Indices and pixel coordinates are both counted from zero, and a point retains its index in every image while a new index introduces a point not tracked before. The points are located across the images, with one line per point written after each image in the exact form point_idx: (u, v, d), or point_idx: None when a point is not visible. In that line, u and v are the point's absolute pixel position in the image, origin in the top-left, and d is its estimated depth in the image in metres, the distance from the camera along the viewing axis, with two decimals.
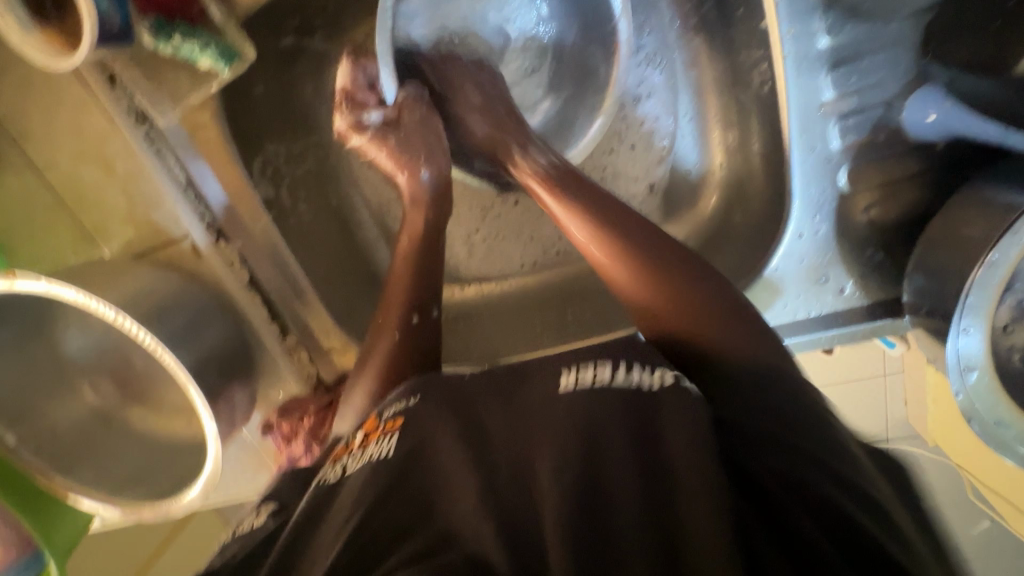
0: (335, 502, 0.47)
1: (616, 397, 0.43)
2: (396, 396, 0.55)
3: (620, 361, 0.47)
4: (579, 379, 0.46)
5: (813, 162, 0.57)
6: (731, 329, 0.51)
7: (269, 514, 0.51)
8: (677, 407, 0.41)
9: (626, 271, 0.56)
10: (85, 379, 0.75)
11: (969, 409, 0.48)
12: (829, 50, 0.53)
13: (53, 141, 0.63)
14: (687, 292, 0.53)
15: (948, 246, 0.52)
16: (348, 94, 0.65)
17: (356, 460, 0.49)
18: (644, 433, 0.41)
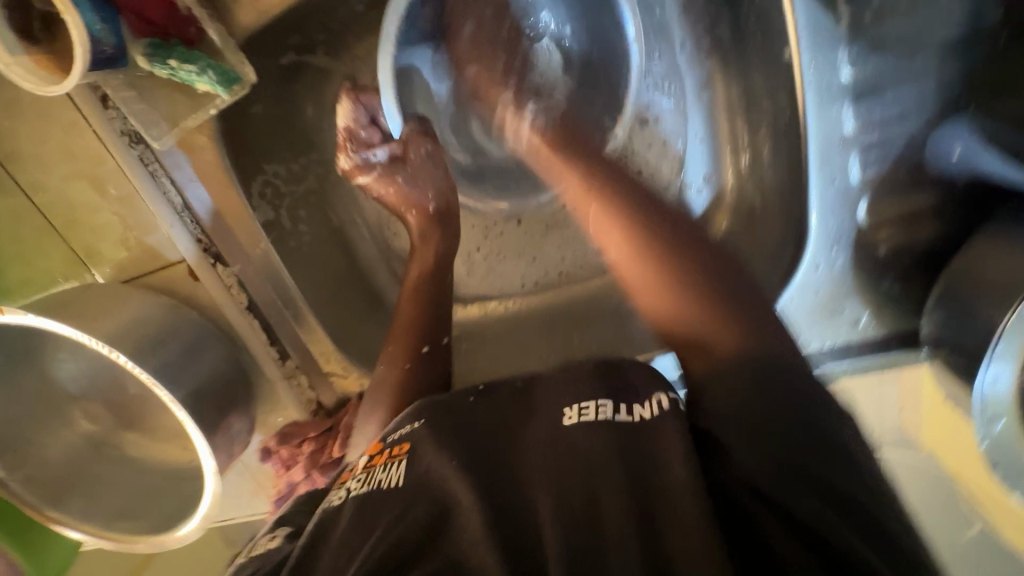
0: (341, 525, 0.44)
1: (614, 432, 0.42)
2: (399, 422, 0.53)
3: (620, 399, 0.45)
4: (580, 413, 0.44)
5: (833, 195, 0.55)
6: (725, 321, 0.47)
7: (283, 538, 0.49)
8: (676, 432, 0.40)
9: (642, 270, 0.53)
10: (77, 405, 0.73)
11: (995, 457, 0.48)
12: (851, 82, 0.52)
13: (42, 163, 0.60)
14: (695, 288, 0.50)
15: (966, 284, 0.51)
16: (350, 133, 0.64)
17: (361, 484, 0.47)
18: (644, 465, 0.39)
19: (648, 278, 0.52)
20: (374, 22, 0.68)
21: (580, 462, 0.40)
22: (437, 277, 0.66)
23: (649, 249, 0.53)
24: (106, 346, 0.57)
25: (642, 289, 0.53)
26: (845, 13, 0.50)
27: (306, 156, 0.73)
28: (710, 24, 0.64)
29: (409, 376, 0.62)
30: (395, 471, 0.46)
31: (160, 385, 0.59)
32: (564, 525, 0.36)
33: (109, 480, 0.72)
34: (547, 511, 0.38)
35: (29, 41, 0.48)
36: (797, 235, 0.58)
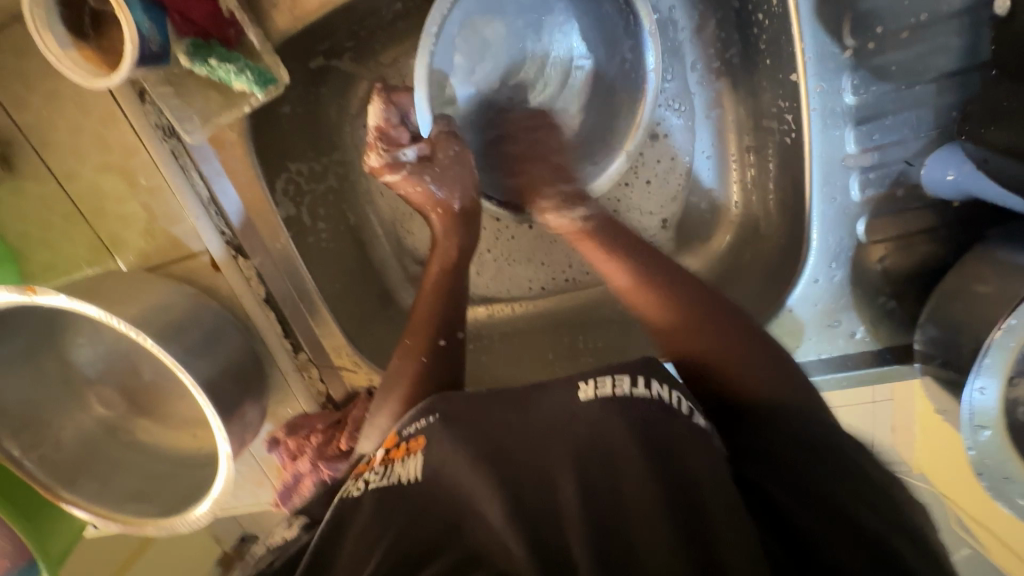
0: (359, 518, 0.46)
1: (630, 411, 0.44)
2: (413, 413, 0.54)
3: (638, 374, 0.47)
4: (597, 390, 0.47)
5: (833, 213, 0.58)
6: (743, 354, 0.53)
7: (301, 528, 0.52)
8: (687, 428, 0.44)
9: (651, 299, 0.60)
10: (93, 391, 0.74)
11: (978, 464, 0.50)
12: (854, 106, 0.55)
13: (76, 152, 0.62)
14: (713, 323, 0.56)
15: (961, 300, 0.53)
16: (381, 132, 0.66)
17: (379, 476, 0.49)
18: (665, 448, 0.42)
19: (661, 309, 0.59)
20: (399, 31, 0.71)
21: (602, 452, 0.42)
22: (454, 281, 0.68)
23: (638, 271, 0.62)
24: (133, 330, 0.58)
25: (655, 313, 0.59)
26: (850, 42, 0.53)
27: (327, 156, 0.75)
28: (721, 47, 0.67)
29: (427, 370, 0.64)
30: (412, 465, 0.48)
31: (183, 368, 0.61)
32: (591, 511, 0.39)
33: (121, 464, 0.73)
34: (571, 495, 0.40)
35: (79, 36, 0.51)
36: (800, 250, 0.61)
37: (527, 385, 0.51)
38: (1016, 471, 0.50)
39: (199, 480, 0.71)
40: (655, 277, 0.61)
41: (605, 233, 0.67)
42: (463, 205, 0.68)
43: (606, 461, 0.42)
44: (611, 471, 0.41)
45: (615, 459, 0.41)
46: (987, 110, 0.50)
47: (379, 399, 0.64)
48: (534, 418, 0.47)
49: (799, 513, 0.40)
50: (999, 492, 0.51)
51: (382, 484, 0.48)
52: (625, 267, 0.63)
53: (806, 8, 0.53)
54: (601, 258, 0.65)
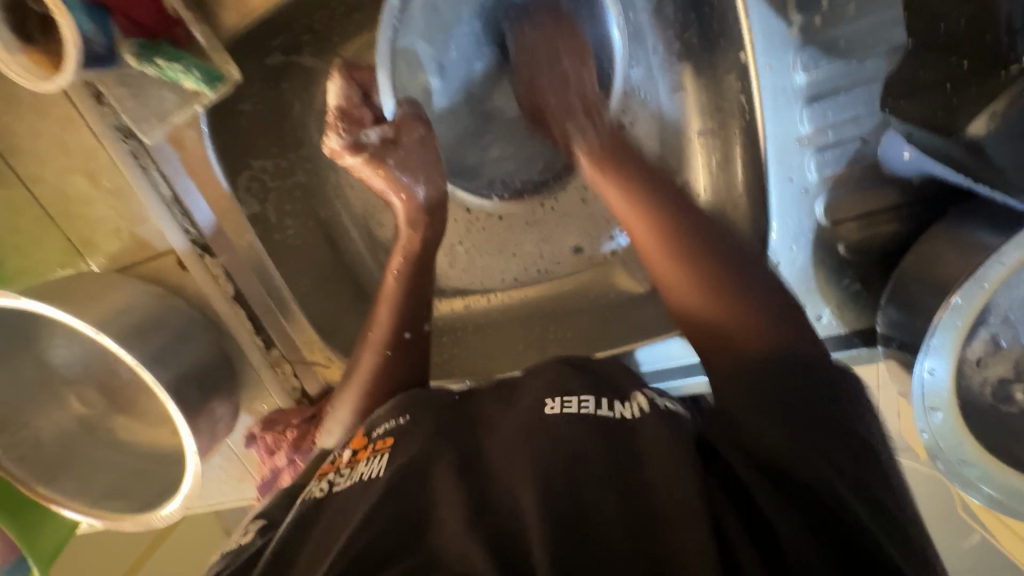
0: (322, 520, 0.47)
1: (595, 430, 0.46)
2: (383, 414, 0.56)
3: (603, 396, 0.49)
4: (564, 408, 0.47)
5: (790, 193, 0.57)
6: (753, 310, 0.50)
7: (257, 531, 0.51)
8: (658, 438, 0.44)
9: (669, 261, 0.54)
10: (72, 391, 0.76)
11: (932, 447, 0.50)
12: (806, 85, 0.54)
13: (40, 156, 0.63)
14: (719, 280, 0.52)
15: (921, 281, 0.52)
16: (343, 112, 0.63)
17: (344, 478, 0.49)
18: (626, 458, 0.44)
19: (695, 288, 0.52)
20: (357, 24, 0.70)
21: (566, 462, 0.43)
22: (419, 272, 0.67)
23: (652, 205, 0.57)
24: (93, 329, 0.60)
25: (675, 283, 0.54)
26: (798, 18, 0.52)
27: (294, 152, 0.76)
28: (680, 29, 0.66)
29: (387, 362, 0.65)
30: (378, 464, 0.48)
31: (145, 368, 0.62)
32: (550, 518, 0.39)
33: (102, 460, 0.75)
34: (532, 503, 0.40)
35: (24, 40, 0.51)
36: (762, 233, 0.60)
37: (493, 408, 0.52)
38: (973, 453, 0.50)
39: (174, 475, 0.73)
40: (657, 206, 0.57)
41: (626, 156, 0.61)
42: (428, 191, 0.66)
43: (570, 475, 0.42)
44: (575, 480, 0.41)
45: (576, 472, 0.42)
46: (904, 84, 0.48)
47: (342, 390, 0.66)
48: (501, 442, 0.47)
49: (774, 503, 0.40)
50: (957, 475, 0.51)
51: (347, 485, 0.48)
52: (615, 186, 0.59)
53: None
54: (620, 198, 0.59)
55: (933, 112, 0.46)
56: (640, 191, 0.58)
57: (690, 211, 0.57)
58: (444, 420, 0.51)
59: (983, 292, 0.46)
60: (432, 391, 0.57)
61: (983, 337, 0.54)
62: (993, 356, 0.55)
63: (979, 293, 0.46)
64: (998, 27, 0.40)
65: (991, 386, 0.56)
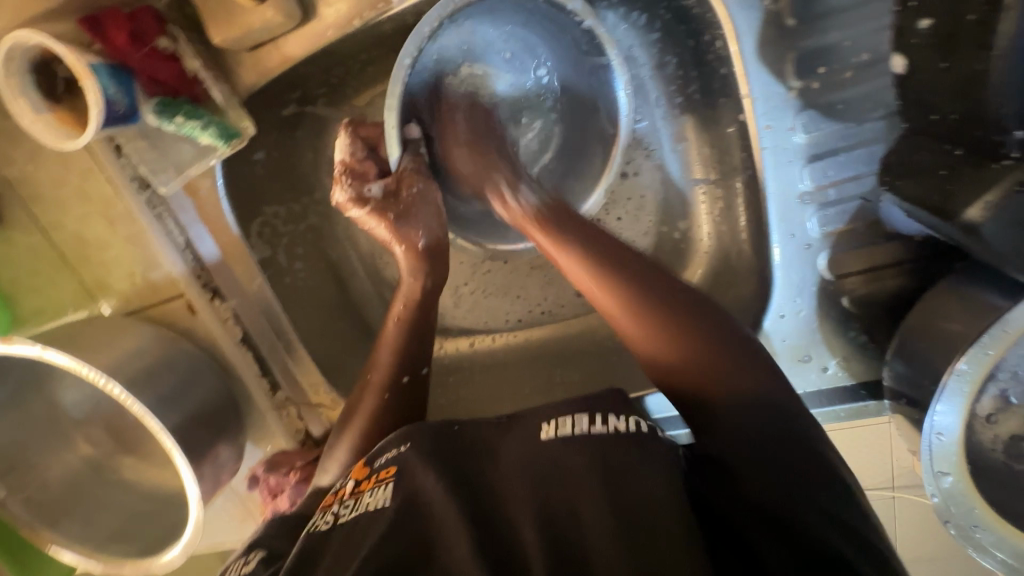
0: (327, 552, 0.46)
1: (589, 445, 0.46)
2: (385, 443, 0.54)
3: (597, 411, 0.49)
4: (561, 430, 0.48)
5: (793, 248, 0.58)
6: (726, 363, 0.50)
7: (257, 563, 0.50)
8: (646, 455, 0.44)
9: (636, 324, 0.54)
10: (81, 433, 0.76)
11: (944, 512, 0.50)
12: (806, 145, 0.55)
13: (60, 204, 0.65)
14: (691, 337, 0.52)
15: (926, 336, 0.52)
16: (348, 167, 0.65)
17: (349, 511, 0.49)
18: (620, 473, 0.43)
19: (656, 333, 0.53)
20: (370, 77, 0.72)
21: (563, 482, 0.43)
22: (421, 318, 0.68)
23: (585, 257, 0.57)
24: (103, 377, 0.59)
25: (641, 338, 0.54)
26: (796, 82, 0.54)
27: (305, 198, 0.77)
28: (681, 84, 0.68)
29: (387, 407, 0.65)
30: (383, 493, 0.48)
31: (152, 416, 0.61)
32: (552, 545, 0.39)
33: (106, 502, 0.75)
34: (534, 526, 0.41)
35: (53, 100, 0.54)
36: (766, 286, 0.61)
37: (489, 425, 0.52)
38: (986, 518, 0.49)
39: (176, 519, 0.72)
40: (634, 293, 0.55)
41: (566, 216, 0.61)
42: (427, 240, 0.66)
43: (569, 504, 0.42)
44: (570, 501, 0.42)
45: (575, 492, 0.43)
46: (905, 165, 0.50)
47: (338, 435, 0.65)
48: (507, 459, 0.47)
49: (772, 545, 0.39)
50: (969, 540, 0.50)
51: (353, 517, 0.48)
52: (614, 291, 0.55)
53: (748, 52, 0.54)
54: (550, 241, 0.59)
55: (931, 195, 0.48)
56: (592, 257, 0.57)
57: (651, 278, 0.56)
58: (443, 440, 0.51)
59: (986, 357, 0.47)
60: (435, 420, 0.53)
61: (992, 393, 0.54)
62: (1004, 414, 0.55)
63: (982, 358, 0.47)
64: (988, 126, 0.42)
65: (1002, 443, 0.55)
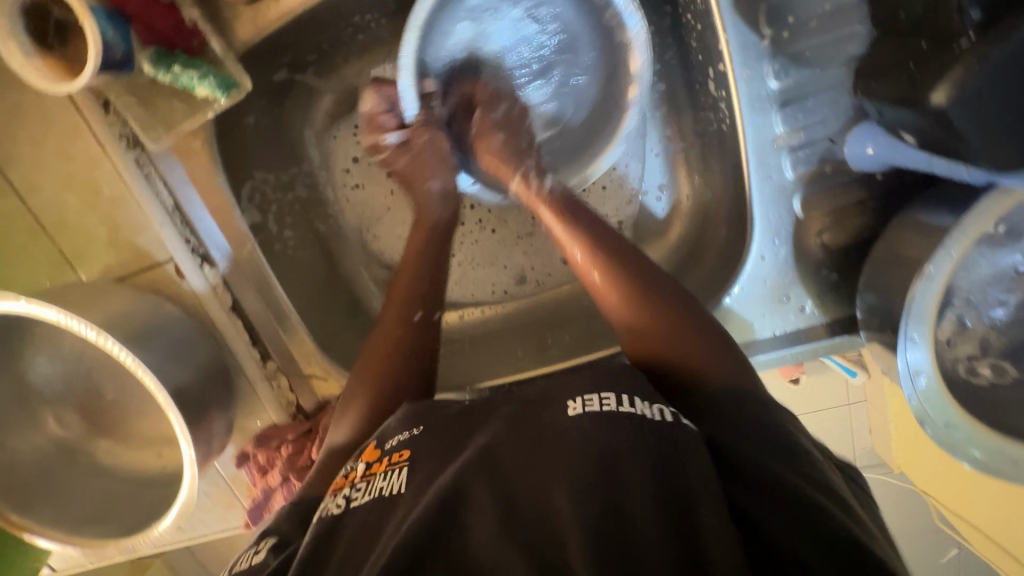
0: (343, 536, 0.43)
1: (634, 426, 0.41)
2: (395, 424, 0.52)
3: (626, 393, 0.45)
4: (586, 406, 0.44)
5: (771, 189, 0.63)
6: (723, 357, 0.52)
7: (268, 550, 0.46)
8: (692, 441, 0.41)
9: (617, 293, 0.57)
10: (51, 412, 0.72)
11: (920, 413, 0.53)
12: (778, 90, 0.60)
13: (39, 165, 0.63)
14: (676, 320, 0.55)
15: (894, 265, 0.57)
16: (371, 117, 0.72)
17: (361, 493, 0.46)
18: (667, 457, 0.39)
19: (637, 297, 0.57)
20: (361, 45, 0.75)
21: (603, 460, 0.39)
22: (434, 258, 0.67)
23: (610, 250, 0.60)
24: (98, 332, 0.57)
25: (611, 301, 0.58)
26: (767, 32, 0.59)
27: (293, 167, 0.78)
28: (658, 52, 0.74)
29: (399, 342, 0.63)
30: (397, 479, 0.46)
31: (144, 368, 0.58)
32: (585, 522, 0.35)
33: (81, 488, 0.71)
34: (569, 503, 0.37)
35: (43, 46, 0.53)
36: (746, 230, 0.65)
37: (505, 405, 0.49)
38: (958, 417, 0.53)
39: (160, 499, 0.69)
40: (626, 276, 0.58)
41: (577, 208, 0.64)
42: (439, 184, 0.70)
43: (606, 473, 0.38)
44: (609, 471, 0.38)
45: (616, 469, 0.38)
46: (873, 64, 0.54)
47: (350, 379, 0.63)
48: (525, 436, 0.43)
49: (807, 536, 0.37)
50: (945, 440, 0.53)
51: (366, 501, 0.45)
52: (585, 241, 0.60)
53: (725, 4, 0.59)
54: (563, 228, 0.62)
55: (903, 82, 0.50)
56: (600, 238, 0.60)
57: (646, 268, 0.59)
58: (455, 422, 0.49)
59: (952, 260, 0.50)
60: (438, 400, 0.54)
61: (950, 318, 0.61)
62: (961, 337, 0.61)
63: (949, 260, 0.50)
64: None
65: (963, 363, 0.60)
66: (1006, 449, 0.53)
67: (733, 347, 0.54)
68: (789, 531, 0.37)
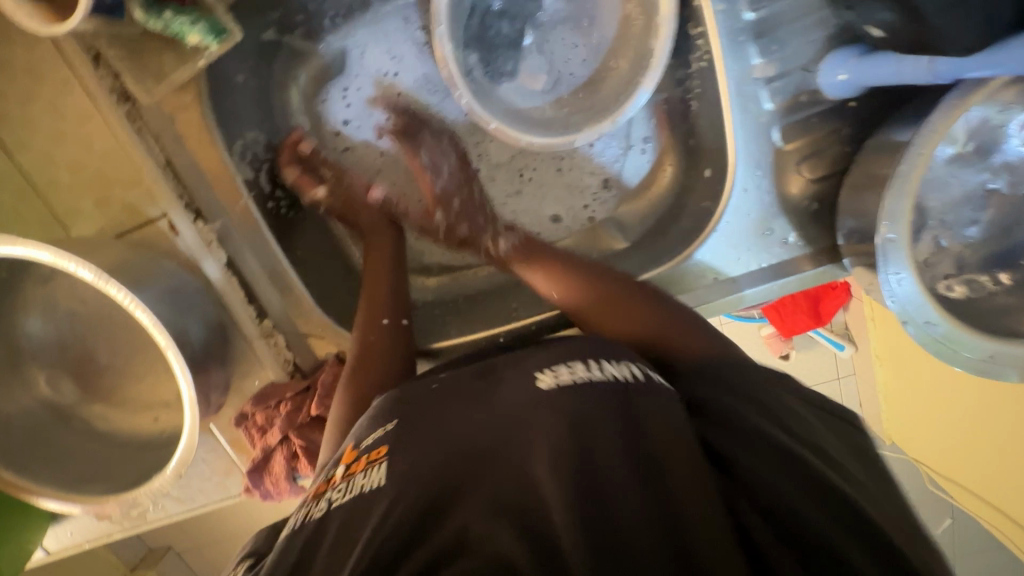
0: (322, 543, 0.39)
1: (597, 391, 0.45)
2: (366, 426, 0.50)
3: (589, 360, 0.49)
4: (557, 379, 0.47)
5: (749, 122, 0.65)
6: (675, 321, 0.64)
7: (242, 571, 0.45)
8: (651, 404, 0.45)
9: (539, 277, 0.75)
10: (44, 372, 0.72)
11: (901, 312, 0.55)
12: (754, 21, 0.63)
13: (28, 122, 0.63)
14: (608, 292, 0.69)
15: (869, 185, 0.60)
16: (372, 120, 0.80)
17: (341, 493, 0.43)
18: (633, 426, 0.43)
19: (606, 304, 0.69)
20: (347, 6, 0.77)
21: (582, 434, 0.41)
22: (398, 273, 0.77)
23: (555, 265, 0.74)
24: (102, 277, 0.56)
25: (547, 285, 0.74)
26: None
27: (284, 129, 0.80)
28: None
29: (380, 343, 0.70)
30: (378, 473, 0.42)
31: (141, 307, 0.57)
32: (573, 490, 0.37)
33: (77, 452, 0.70)
34: (552, 481, 0.37)
35: None
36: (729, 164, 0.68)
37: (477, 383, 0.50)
38: (936, 314, 0.55)
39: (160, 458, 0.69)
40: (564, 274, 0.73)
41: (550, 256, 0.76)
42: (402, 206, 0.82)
43: (581, 447, 0.40)
44: (585, 448, 0.40)
45: (591, 440, 0.41)
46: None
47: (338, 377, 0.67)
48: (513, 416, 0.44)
49: (793, 492, 0.41)
50: (924, 336, 0.55)
51: (345, 499, 0.42)
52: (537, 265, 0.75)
53: None
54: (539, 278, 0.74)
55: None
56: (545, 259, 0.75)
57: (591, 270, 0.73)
58: (428, 407, 0.49)
59: (908, 196, 0.54)
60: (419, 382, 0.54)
61: (928, 239, 0.63)
62: (937, 257, 0.63)
63: (906, 196, 0.54)
64: None
65: (941, 280, 0.63)
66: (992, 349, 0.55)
67: (672, 304, 0.67)
68: (797, 498, 0.41)
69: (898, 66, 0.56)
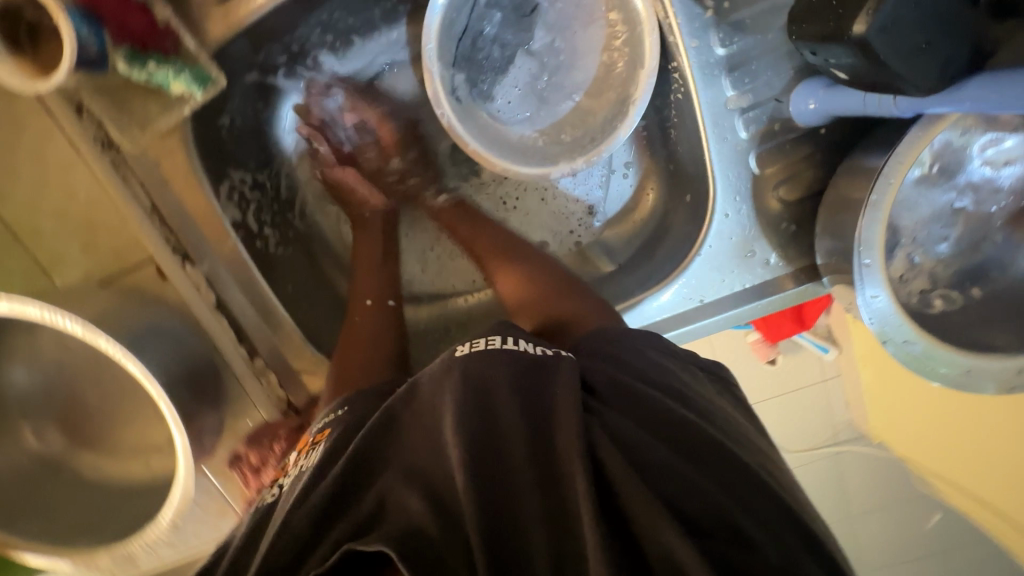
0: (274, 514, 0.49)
1: (510, 361, 0.48)
2: (327, 411, 0.59)
3: (507, 335, 0.52)
4: (471, 349, 0.50)
5: (727, 149, 0.68)
6: (585, 303, 0.66)
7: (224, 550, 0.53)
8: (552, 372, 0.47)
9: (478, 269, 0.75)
10: (29, 425, 0.70)
11: (881, 333, 0.58)
12: (725, 56, 0.66)
13: (11, 172, 0.63)
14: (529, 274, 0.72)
15: (845, 208, 0.62)
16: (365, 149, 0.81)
17: (292, 475, 0.52)
18: (534, 389, 0.46)
19: (520, 286, 0.71)
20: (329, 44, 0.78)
21: (481, 401, 0.45)
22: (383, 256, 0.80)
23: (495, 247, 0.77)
24: (95, 332, 0.55)
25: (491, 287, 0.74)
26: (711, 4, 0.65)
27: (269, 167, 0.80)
28: None
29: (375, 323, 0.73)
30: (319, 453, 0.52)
31: (131, 358, 0.57)
32: (465, 454, 0.41)
33: (67, 502, 0.69)
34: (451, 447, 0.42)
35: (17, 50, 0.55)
36: (709, 190, 0.70)
37: None
38: (914, 333, 0.57)
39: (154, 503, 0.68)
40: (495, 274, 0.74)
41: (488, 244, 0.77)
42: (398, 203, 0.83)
43: (483, 413, 0.43)
44: (483, 413, 0.43)
45: (493, 407, 0.44)
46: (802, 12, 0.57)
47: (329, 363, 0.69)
48: (426, 396, 0.48)
49: (671, 454, 0.44)
50: (904, 354, 0.58)
51: (293, 478, 0.51)
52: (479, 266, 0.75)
53: None
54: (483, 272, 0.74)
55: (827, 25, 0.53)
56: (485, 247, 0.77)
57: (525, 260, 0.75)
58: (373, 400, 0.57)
59: (880, 221, 0.57)
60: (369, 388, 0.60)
61: (901, 256, 0.65)
62: (913, 273, 0.65)
63: (877, 220, 0.57)
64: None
65: (916, 295, 0.65)
66: (966, 362, 0.58)
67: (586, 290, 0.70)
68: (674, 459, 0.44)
69: (864, 98, 0.59)
